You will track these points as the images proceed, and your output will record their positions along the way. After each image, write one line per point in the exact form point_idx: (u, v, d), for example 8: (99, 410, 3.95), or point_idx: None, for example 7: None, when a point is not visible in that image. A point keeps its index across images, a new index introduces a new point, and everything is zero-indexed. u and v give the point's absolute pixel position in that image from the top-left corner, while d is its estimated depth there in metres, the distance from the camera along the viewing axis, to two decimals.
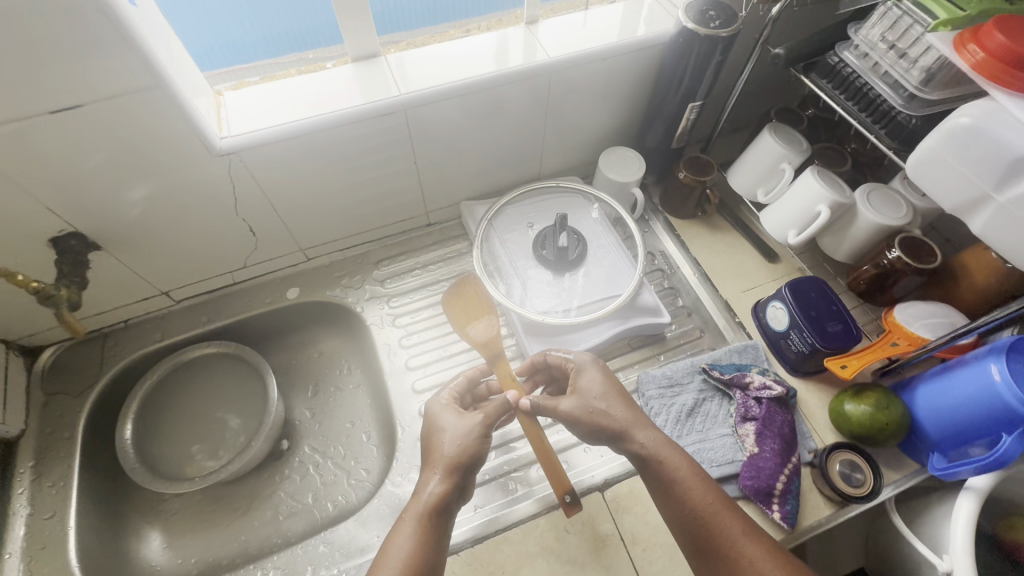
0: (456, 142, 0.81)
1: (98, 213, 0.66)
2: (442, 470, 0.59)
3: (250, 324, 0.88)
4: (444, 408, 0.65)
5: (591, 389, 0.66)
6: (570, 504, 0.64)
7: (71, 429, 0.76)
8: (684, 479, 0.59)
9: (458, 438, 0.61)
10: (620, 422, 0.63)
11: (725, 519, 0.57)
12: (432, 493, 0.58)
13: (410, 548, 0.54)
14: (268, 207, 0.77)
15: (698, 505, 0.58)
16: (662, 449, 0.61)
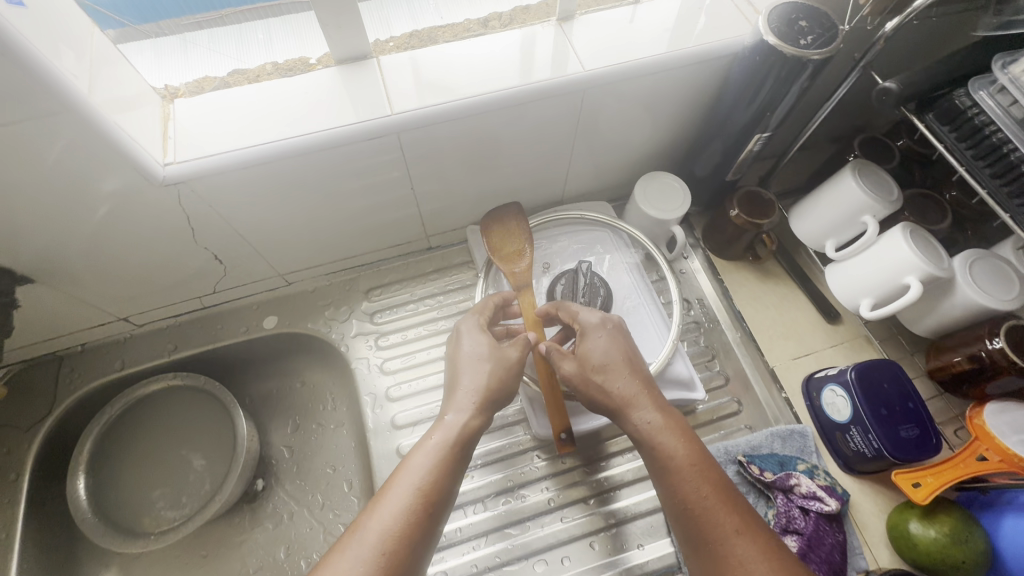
0: (464, 162, 0.67)
1: (21, 243, 0.54)
2: (472, 400, 0.54)
3: (223, 353, 0.78)
4: (475, 331, 0.60)
5: (600, 353, 0.57)
6: (563, 441, 0.63)
7: (16, 470, 0.68)
8: (685, 464, 0.49)
9: (488, 370, 0.56)
10: (623, 392, 0.54)
11: (728, 519, 0.46)
12: (458, 422, 0.53)
13: (427, 471, 0.49)
14: (235, 233, 0.64)
15: (692, 499, 0.48)
16: (660, 434, 0.51)
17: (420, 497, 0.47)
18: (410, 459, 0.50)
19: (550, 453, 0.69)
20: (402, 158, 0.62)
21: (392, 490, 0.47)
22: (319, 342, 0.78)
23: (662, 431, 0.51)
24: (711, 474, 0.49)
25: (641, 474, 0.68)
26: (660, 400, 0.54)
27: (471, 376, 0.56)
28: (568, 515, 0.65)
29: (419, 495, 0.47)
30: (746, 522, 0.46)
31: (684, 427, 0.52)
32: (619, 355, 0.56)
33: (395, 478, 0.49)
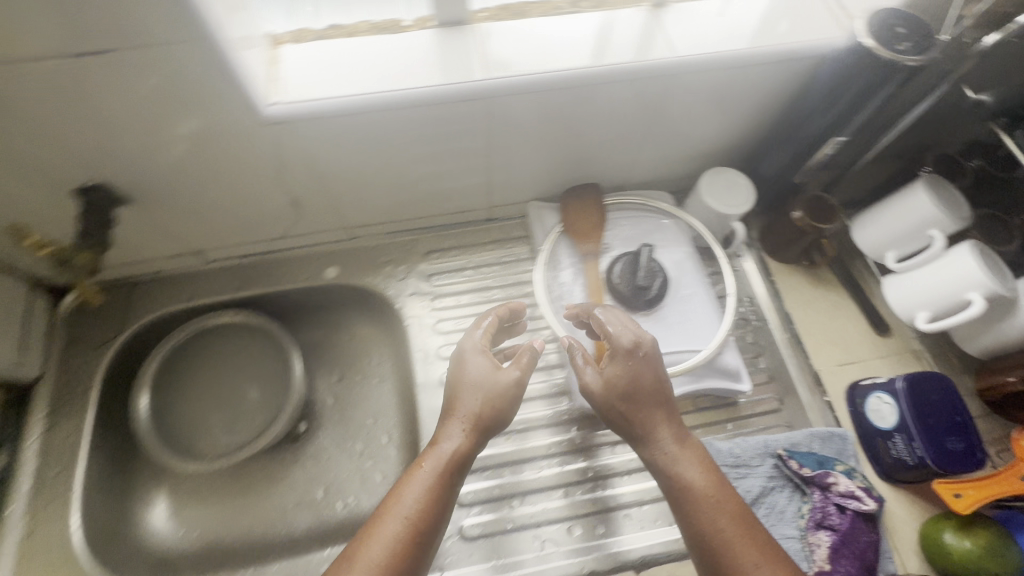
0: (542, 138, 0.69)
1: (131, 164, 0.58)
2: (467, 427, 0.55)
3: (283, 298, 0.81)
4: (466, 353, 0.59)
5: (619, 382, 0.54)
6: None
7: (89, 382, 0.72)
8: (704, 501, 0.50)
9: (480, 394, 0.56)
10: (639, 424, 0.54)
11: (748, 557, 0.47)
12: (454, 448, 0.53)
13: (419, 504, 0.50)
14: (317, 181, 0.67)
15: (712, 531, 0.49)
16: (679, 465, 0.52)
17: (408, 535, 0.48)
18: (401, 491, 0.51)
19: (591, 427, 0.71)
20: (485, 127, 0.65)
21: (383, 524, 0.49)
22: (375, 297, 0.81)
23: (679, 465, 0.52)
24: (728, 508, 0.50)
25: None
26: (679, 429, 0.54)
27: (460, 403, 0.56)
28: (604, 488, 0.67)
29: (409, 530, 0.48)
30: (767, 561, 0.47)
31: (697, 460, 0.53)
32: (647, 382, 0.54)
33: (385, 513, 0.50)
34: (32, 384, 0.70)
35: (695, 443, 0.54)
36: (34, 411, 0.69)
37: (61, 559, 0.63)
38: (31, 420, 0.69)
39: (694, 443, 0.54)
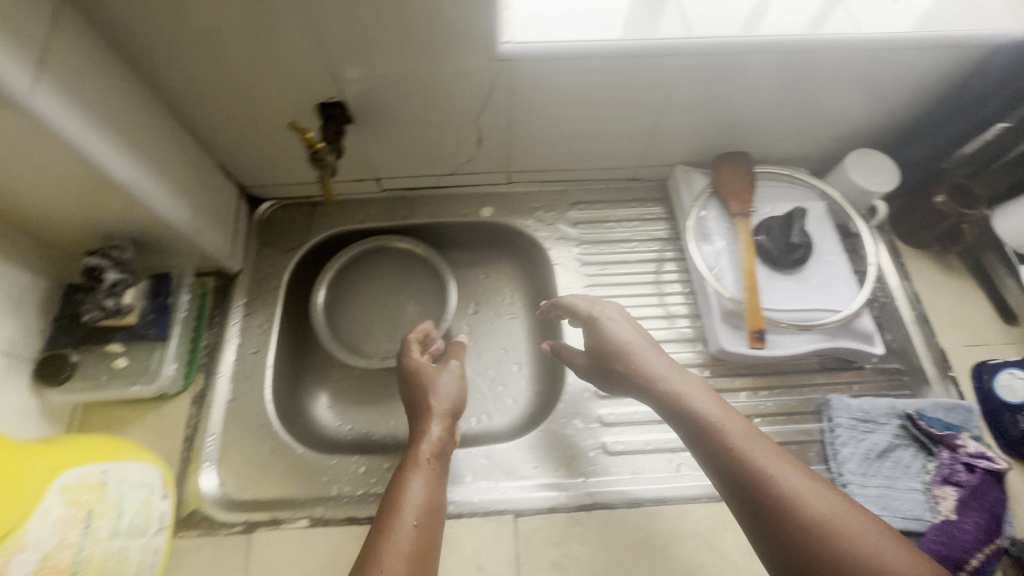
0: (711, 103, 0.75)
1: (370, 85, 0.66)
2: (441, 418, 0.66)
3: (440, 230, 0.90)
4: (423, 363, 0.71)
5: (608, 348, 0.64)
6: (757, 338, 0.68)
7: (279, 280, 0.82)
8: (708, 418, 0.54)
9: (449, 388, 0.69)
10: (644, 373, 0.60)
11: (762, 456, 0.49)
12: (438, 436, 0.64)
13: (423, 489, 0.58)
14: (507, 122, 0.74)
15: (727, 444, 0.51)
16: (685, 395, 0.57)
17: (417, 509, 0.56)
18: (405, 481, 0.59)
19: (721, 372, 0.77)
20: (668, 85, 0.71)
21: (399, 501, 0.57)
22: (523, 238, 0.89)
23: (683, 395, 0.57)
24: (735, 422, 0.53)
25: (802, 408, 0.75)
26: (658, 360, 0.61)
27: (425, 399, 0.68)
28: None
29: (419, 506, 0.56)
30: (781, 457, 0.49)
31: (659, 373, 0.59)
32: (623, 337, 0.64)
33: (395, 498, 0.57)
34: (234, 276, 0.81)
35: (682, 370, 0.60)
36: (235, 298, 0.79)
37: (256, 422, 0.72)
38: (233, 305, 0.79)
39: (689, 376, 0.59)
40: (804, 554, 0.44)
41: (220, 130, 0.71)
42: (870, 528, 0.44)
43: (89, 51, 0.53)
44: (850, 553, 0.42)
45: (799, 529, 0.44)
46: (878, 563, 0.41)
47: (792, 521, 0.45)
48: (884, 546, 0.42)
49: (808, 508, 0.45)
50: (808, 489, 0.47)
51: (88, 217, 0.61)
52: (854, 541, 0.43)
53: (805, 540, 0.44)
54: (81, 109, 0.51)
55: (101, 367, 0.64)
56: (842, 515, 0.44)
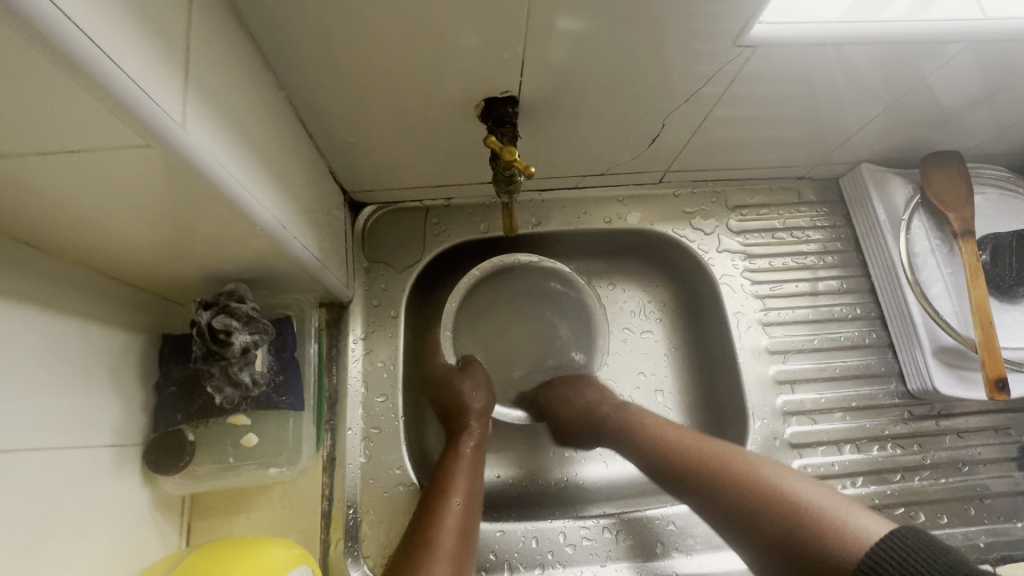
0: (946, 103, 0.61)
1: (558, 74, 0.50)
2: (476, 418, 0.62)
3: (575, 239, 0.75)
4: (451, 370, 0.66)
5: (556, 399, 0.67)
6: (999, 387, 0.58)
7: (398, 307, 0.67)
8: (664, 433, 0.58)
9: (479, 391, 0.64)
10: (603, 416, 0.64)
11: (724, 457, 0.53)
12: (470, 439, 0.61)
13: (468, 480, 0.56)
14: (700, 118, 0.59)
15: (688, 452, 0.55)
16: (642, 416, 0.62)
17: (464, 497, 0.54)
18: (448, 476, 0.56)
19: (920, 412, 0.68)
20: (912, 80, 0.56)
21: (443, 492, 0.54)
22: (675, 249, 0.75)
23: (642, 427, 0.60)
24: (693, 437, 0.56)
25: (1011, 454, 0.67)
26: (613, 406, 0.65)
27: (462, 398, 0.63)
28: (939, 476, 0.65)
29: (465, 495, 0.54)
30: (746, 454, 0.53)
31: (618, 412, 0.64)
32: (579, 392, 0.67)
33: (437, 490, 0.54)
34: (345, 303, 0.66)
35: (638, 407, 0.64)
36: (352, 332, 0.65)
37: (398, 488, 0.60)
38: (349, 341, 0.65)
39: (644, 410, 0.63)
40: (777, 534, 0.46)
41: (341, 128, 0.54)
42: (829, 496, 0.47)
43: (225, 47, 0.36)
44: (816, 518, 0.45)
45: (764, 513, 0.47)
46: (842, 521, 0.44)
47: (757, 508, 0.48)
48: (848, 510, 0.45)
49: (764, 483, 0.49)
50: (772, 471, 0.50)
51: (204, 258, 0.46)
52: (818, 508, 0.46)
53: (768, 520, 0.47)
54: (224, 134, 0.35)
55: (227, 446, 0.52)
56: (807, 489, 0.47)
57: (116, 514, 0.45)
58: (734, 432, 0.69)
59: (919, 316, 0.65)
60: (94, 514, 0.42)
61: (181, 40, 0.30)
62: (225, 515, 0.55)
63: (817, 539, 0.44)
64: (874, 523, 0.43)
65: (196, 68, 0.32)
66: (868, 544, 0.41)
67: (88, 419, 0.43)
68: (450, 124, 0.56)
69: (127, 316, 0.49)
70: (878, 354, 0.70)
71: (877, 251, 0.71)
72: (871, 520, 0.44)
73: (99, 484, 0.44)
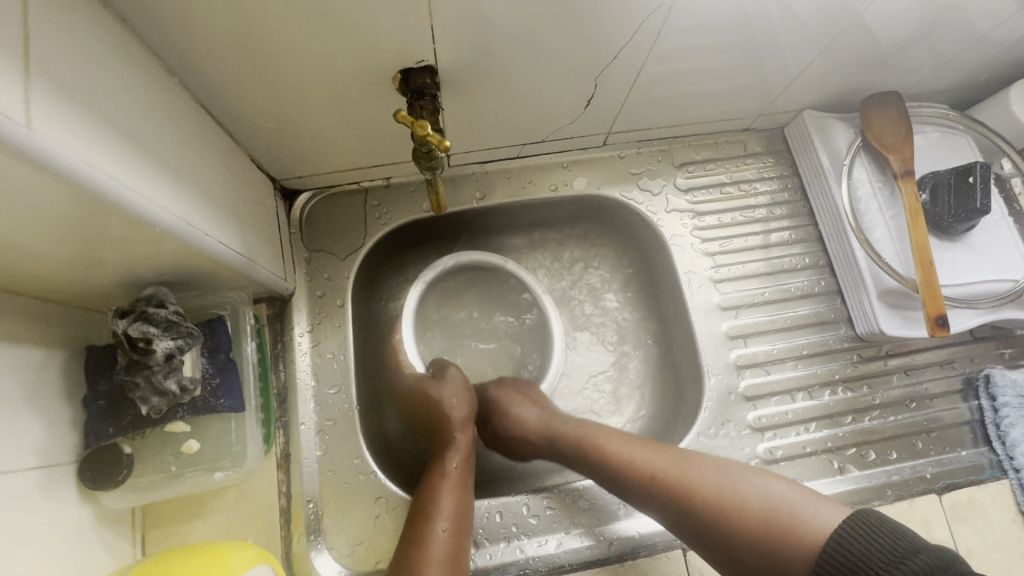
0: (883, 43, 0.59)
1: (476, 37, 0.47)
2: (460, 428, 0.60)
3: (523, 211, 0.74)
4: (423, 376, 0.61)
5: (507, 414, 0.64)
6: (940, 325, 0.59)
7: (343, 296, 0.65)
8: (616, 454, 0.56)
9: (459, 397, 0.61)
10: (562, 437, 0.61)
11: (689, 469, 0.52)
12: (456, 455, 0.58)
13: (455, 503, 0.54)
14: (634, 76, 0.57)
15: (647, 473, 0.54)
16: (590, 433, 0.59)
17: (451, 524, 0.51)
18: (432, 501, 0.53)
19: (869, 354, 0.69)
20: (845, 21, 0.54)
21: (427, 519, 0.52)
22: (625, 212, 0.74)
23: (602, 447, 0.57)
24: (649, 452, 0.55)
25: (955, 385, 0.69)
26: (561, 422, 0.62)
27: (443, 409, 0.60)
28: (889, 415, 0.67)
29: (451, 520, 0.52)
30: (710, 462, 0.52)
31: (574, 430, 0.61)
32: (532, 405, 0.64)
33: (422, 518, 0.52)
34: (286, 296, 0.64)
35: (591, 423, 0.61)
36: (296, 325, 0.63)
37: (358, 478, 0.59)
38: (294, 335, 0.63)
39: (597, 425, 0.61)
40: (748, 540, 0.47)
41: (252, 113, 0.51)
42: (793, 491, 0.48)
43: (83, 34, 0.33)
44: (785, 518, 0.46)
45: (733, 521, 0.48)
46: (808, 518, 0.46)
47: (725, 519, 0.48)
48: (810, 504, 0.47)
49: (731, 496, 0.49)
50: (735, 480, 0.50)
51: (110, 266, 0.43)
52: (788, 504, 0.47)
53: (739, 526, 0.48)
54: (91, 130, 0.32)
55: (167, 456, 0.52)
56: (773, 489, 0.49)
57: (55, 535, 0.44)
58: (691, 390, 0.70)
59: (861, 260, 0.66)
60: (29, 539, 0.41)
61: (14, 24, 0.27)
62: (180, 521, 0.54)
63: (787, 539, 0.45)
64: (833, 513, 0.46)
65: (39, 58, 0.29)
66: (833, 537, 0.44)
67: (9, 444, 0.41)
68: (369, 99, 0.52)
69: (43, 331, 0.46)
70: (827, 300, 0.71)
71: (823, 198, 0.71)
72: (830, 509, 0.46)
73: (30, 507, 0.42)
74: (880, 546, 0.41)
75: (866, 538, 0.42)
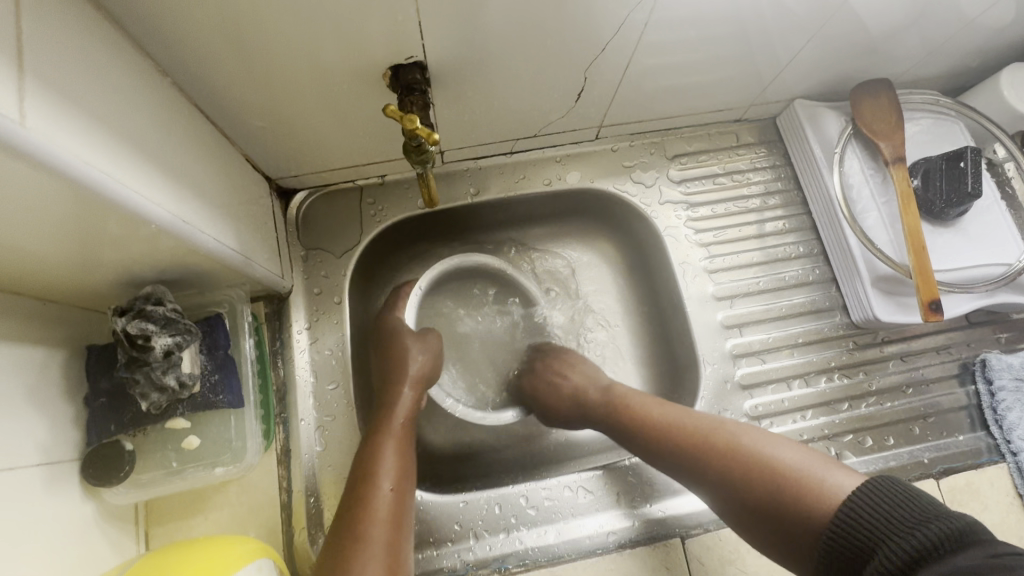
0: (872, 29, 0.59)
1: (465, 34, 0.48)
2: (415, 386, 0.61)
3: (518, 206, 0.74)
4: (405, 330, 0.63)
5: (546, 386, 0.66)
6: (934, 309, 0.59)
7: (341, 292, 0.66)
8: (645, 414, 0.57)
9: (424, 357, 0.63)
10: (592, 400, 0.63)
11: (708, 429, 0.53)
12: (405, 411, 0.59)
13: (396, 458, 0.54)
14: (623, 68, 0.58)
15: (674, 430, 0.55)
16: (624, 393, 0.61)
17: (395, 483, 0.52)
18: (376, 454, 0.54)
19: (865, 341, 0.70)
20: (833, 9, 0.55)
21: (372, 472, 0.52)
22: (619, 205, 0.74)
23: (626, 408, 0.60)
24: (676, 411, 0.56)
25: (952, 371, 0.69)
26: (594, 389, 0.64)
27: (402, 361, 0.61)
28: (886, 401, 0.68)
29: (395, 478, 0.52)
30: (733, 424, 0.53)
31: (606, 396, 0.62)
32: (563, 377, 0.66)
33: (367, 470, 0.53)
34: (285, 295, 0.65)
35: (621, 388, 0.62)
36: (295, 323, 0.64)
37: None
38: (293, 333, 0.64)
39: (632, 390, 0.62)
40: (757, 496, 0.47)
41: (245, 113, 0.52)
42: (809, 459, 0.48)
43: (72, 36, 0.33)
44: (795, 480, 0.46)
45: (747, 481, 0.48)
46: (824, 486, 0.45)
47: (740, 476, 0.49)
48: (822, 469, 0.46)
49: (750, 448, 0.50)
50: (754, 442, 0.50)
51: (107, 266, 0.44)
52: (800, 468, 0.47)
53: (750, 486, 0.48)
54: (84, 127, 0.33)
55: (169, 452, 0.52)
56: (787, 454, 0.48)
57: (60, 531, 0.45)
58: (688, 381, 0.70)
59: (855, 248, 0.66)
60: (33, 533, 0.42)
61: (7, 22, 0.28)
62: (183, 517, 0.55)
63: (795, 502, 0.45)
64: (847, 480, 0.45)
65: (32, 56, 0.29)
66: (844, 502, 0.43)
67: (12, 441, 0.42)
68: (361, 96, 0.53)
69: (43, 331, 0.47)
70: (823, 289, 0.71)
71: (816, 187, 0.71)
72: (845, 477, 0.45)
73: (34, 503, 0.43)
74: (892, 517, 0.40)
75: (875, 508, 0.41)
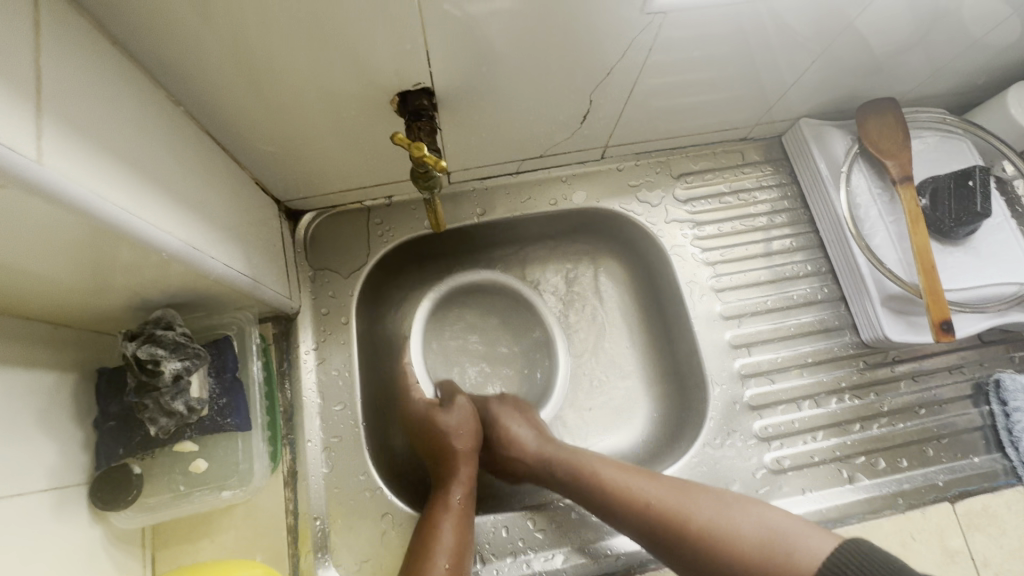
0: (876, 49, 0.60)
1: (473, 60, 0.49)
2: (466, 461, 0.61)
3: (524, 225, 0.74)
4: (433, 403, 0.64)
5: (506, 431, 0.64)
6: (945, 330, 0.58)
7: (348, 313, 0.66)
8: (623, 486, 0.56)
9: (464, 427, 0.63)
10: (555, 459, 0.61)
11: (684, 499, 0.53)
12: (461, 488, 0.59)
13: (456, 536, 0.54)
14: (628, 91, 0.58)
15: (653, 504, 0.53)
16: (592, 458, 0.59)
17: (451, 560, 0.52)
18: (433, 534, 0.54)
19: (875, 361, 0.69)
20: (837, 32, 0.55)
21: (426, 554, 0.52)
22: (625, 224, 0.75)
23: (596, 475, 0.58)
24: (647, 481, 0.55)
25: (965, 391, 0.68)
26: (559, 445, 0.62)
27: (445, 438, 0.62)
28: (899, 422, 0.67)
29: (451, 557, 0.52)
30: (708, 496, 0.53)
31: (567, 458, 0.61)
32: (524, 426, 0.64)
33: (422, 553, 0.52)
34: (292, 315, 0.65)
35: (586, 451, 0.61)
36: (302, 344, 0.64)
37: (364, 494, 0.60)
38: (300, 353, 0.64)
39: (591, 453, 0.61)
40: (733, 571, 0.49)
41: (255, 140, 0.53)
42: (786, 521, 0.50)
43: (86, 70, 0.34)
44: (779, 548, 0.48)
45: (727, 552, 0.49)
46: (798, 546, 0.47)
47: (717, 540, 0.50)
48: (805, 533, 0.48)
49: (737, 524, 0.50)
50: (735, 510, 0.51)
51: (118, 292, 0.44)
52: (778, 535, 0.48)
53: (734, 562, 0.49)
54: (99, 160, 0.33)
55: (176, 475, 0.52)
56: (770, 519, 0.50)
57: (68, 557, 0.45)
58: (696, 401, 0.69)
59: (864, 269, 0.65)
60: (42, 559, 0.42)
61: (25, 62, 0.29)
62: (189, 540, 0.55)
63: (777, 565, 0.47)
64: (823, 539, 0.47)
65: (52, 94, 0.30)
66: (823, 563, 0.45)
67: (21, 466, 0.42)
68: (369, 120, 0.54)
69: (54, 355, 0.47)
70: (832, 308, 0.71)
71: (823, 206, 0.71)
72: (817, 536, 0.47)
73: (42, 528, 0.43)
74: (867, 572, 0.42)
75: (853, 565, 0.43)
